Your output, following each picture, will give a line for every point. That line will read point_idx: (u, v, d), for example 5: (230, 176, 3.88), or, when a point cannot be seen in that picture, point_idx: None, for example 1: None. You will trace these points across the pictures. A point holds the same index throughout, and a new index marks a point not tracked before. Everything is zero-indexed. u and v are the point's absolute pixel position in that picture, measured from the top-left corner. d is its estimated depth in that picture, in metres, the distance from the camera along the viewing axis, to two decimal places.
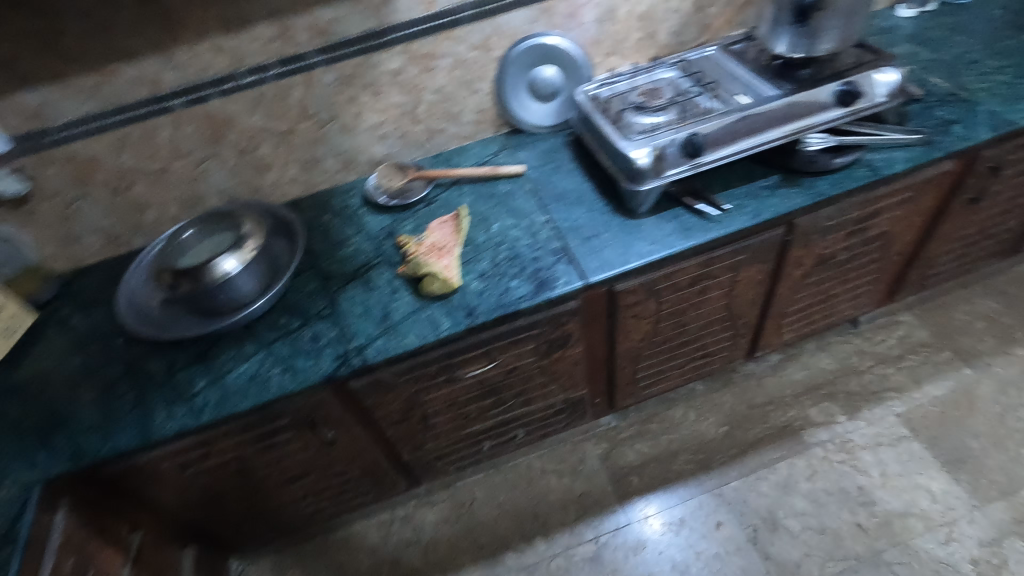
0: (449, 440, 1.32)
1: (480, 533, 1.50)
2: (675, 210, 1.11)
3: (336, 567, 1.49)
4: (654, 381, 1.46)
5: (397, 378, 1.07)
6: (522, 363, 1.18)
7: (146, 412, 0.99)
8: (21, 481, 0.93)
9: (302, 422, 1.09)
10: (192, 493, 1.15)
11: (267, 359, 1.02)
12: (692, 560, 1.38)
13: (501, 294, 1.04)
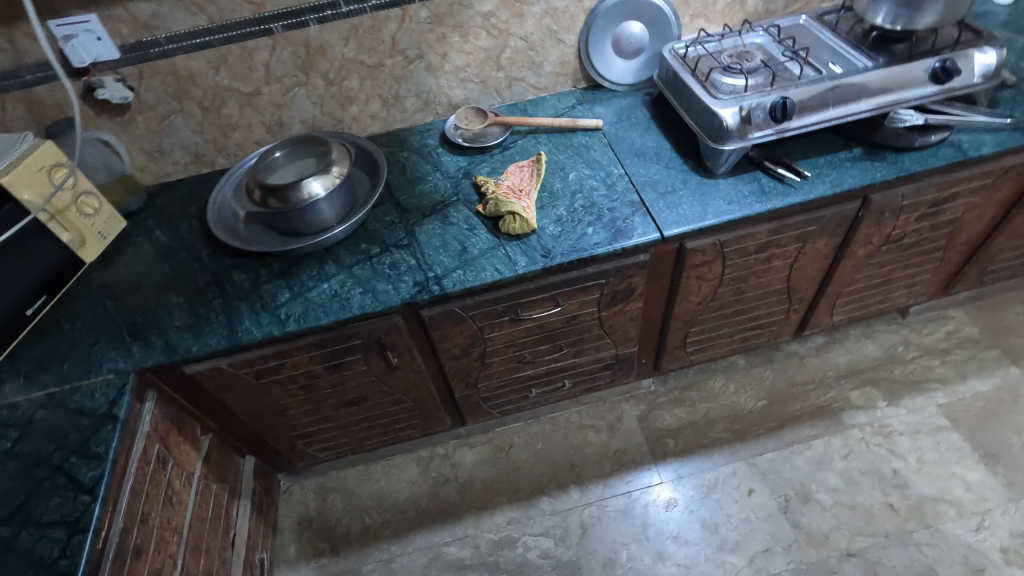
0: (500, 382, 1.37)
1: (517, 477, 1.55)
2: (754, 174, 1.12)
3: (377, 495, 1.56)
4: (702, 348, 1.48)
5: (467, 312, 1.12)
6: (584, 312, 1.21)
7: (234, 317, 1.04)
8: (118, 368, 1.00)
9: (373, 345, 1.14)
10: (260, 404, 1.21)
11: (348, 281, 1.07)
12: (722, 521, 1.42)
13: (577, 239, 1.06)
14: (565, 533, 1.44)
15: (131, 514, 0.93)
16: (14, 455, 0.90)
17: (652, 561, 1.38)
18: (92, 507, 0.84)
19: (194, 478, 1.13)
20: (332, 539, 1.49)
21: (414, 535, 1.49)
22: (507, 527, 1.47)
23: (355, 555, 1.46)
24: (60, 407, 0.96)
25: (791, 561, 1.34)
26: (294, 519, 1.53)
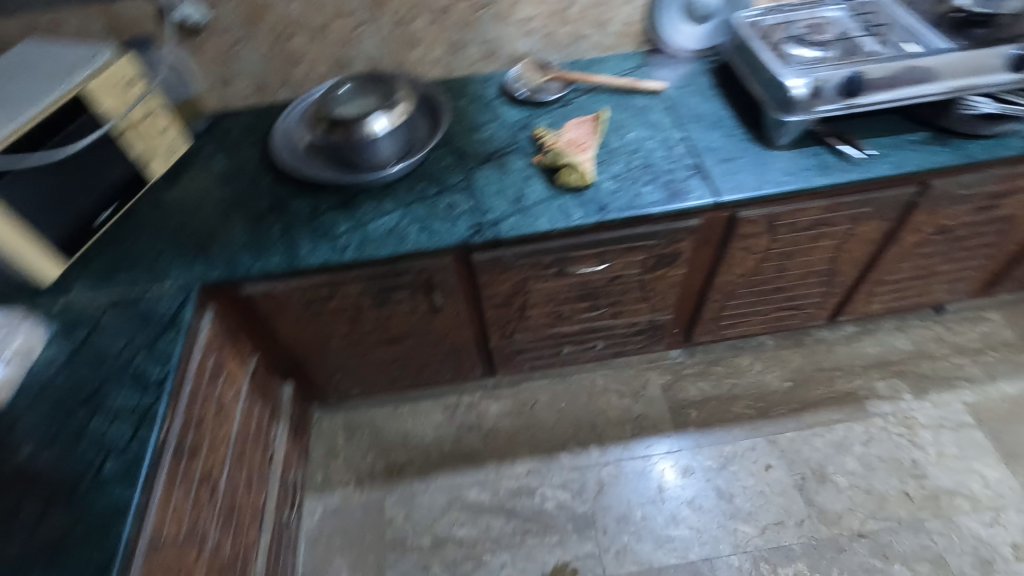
0: (535, 336, 1.40)
1: (539, 431, 1.59)
2: (815, 148, 1.12)
3: (403, 435, 1.61)
4: (735, 323, 1.50)
5: (516, 261, 1.14)
6: (627, 273, 1.23)
7: (294, 242, 1.08)
8: (183, 280, 1.04)
9: (421, 284, 1.17)
10: (306, 332, 1.26)
11: (405, 218, 1.10)
12: (737, 492, 1.45)
13: (633, 197, 1.08)
14: (583, 487, 1.49)
15: (188, 416, 0.98)
16: (85, 349, 0.96)
17: (665, 522, 1.42)
18: (158, 402, 0.89)
19: (241, 394, 1.18)
20: (358, 472, 1.55)
21: (436, 475, 1.54)
22: (527, 477, 1.51)
23: (379, 488, 1.52)
24: (128, 311, 1.01)
25: (802, 536, 1.38)
26: (323, 450, 1.59)
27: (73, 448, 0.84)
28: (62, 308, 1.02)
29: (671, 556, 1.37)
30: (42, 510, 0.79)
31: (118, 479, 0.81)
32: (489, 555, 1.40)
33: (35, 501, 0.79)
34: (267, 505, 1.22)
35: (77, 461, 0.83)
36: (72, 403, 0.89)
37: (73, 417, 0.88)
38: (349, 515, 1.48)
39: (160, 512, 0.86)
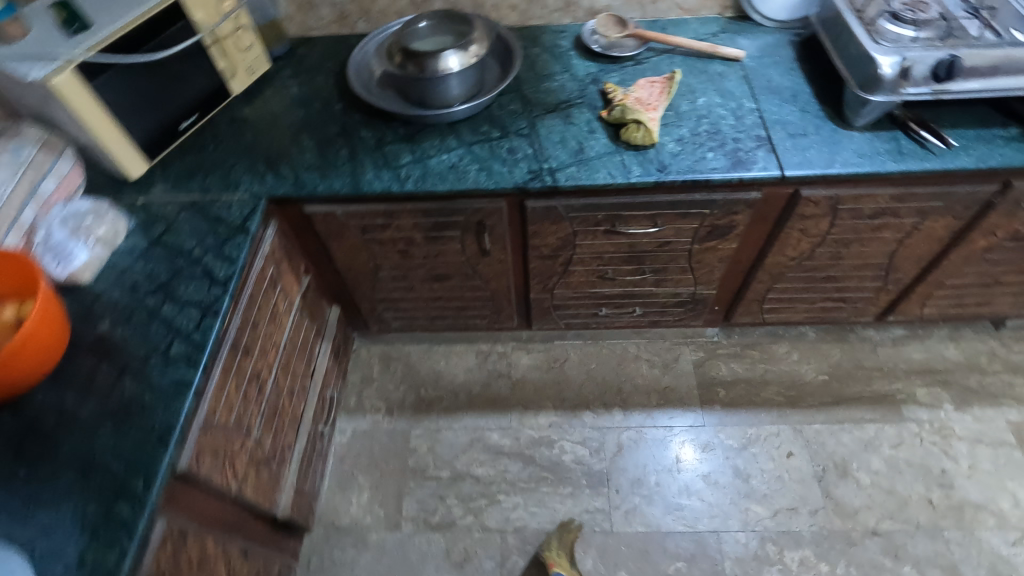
0: (575, 293, 1.42)
1: (566, 387, 1.62)
2: (894, 133, 1.08)
3: (434, 373, 1.67)
4: (778, 308, 1.48)
5: (568, 213, 1.15)
6: (677, 240, 1.23)
7: (358, 168, 1.12)
8: (253, 191, 1.10)
9: (473, 225, 1.20)
10: (358, 259, 1.31)
11: (466, 157, 1.12)
12: (755, 473, 1.46)
13: (695, 161, 1.07)
14: (602, 447, 1.52)
15: (247, 317, 1.05)
16: (161, 244, 1.03)
17: (678, 491, 1.45)
18: (222, 298, 0.96)
19: (293, 307, 1.24)
20: (388, 401, 1.62)
21: (462, 415, 1.59)
22: (549, 429, 1.55)
23: (406, 419, 1.59)
24: (201, 213, 1.07)
25: (814, 525, 1.38)
26: (358, 377, 1.66)
27: (145, 328, 0.92)
28: (142, 204, 1.09)
29: (679, 523, 1.40)
30: (115, 377, 0.86)
31: (183, 361, 0.88)
32: (503, 495, 1.46)
33: (110, 370, 0.87)
34: (305, 414, 1.30)
35: (149, 340, 0.90)
36: (146, 289, 0.97)
37: (146, 302, 0.95)
38: (376, 439, 1.56)
39: (215, 397, 0.94)
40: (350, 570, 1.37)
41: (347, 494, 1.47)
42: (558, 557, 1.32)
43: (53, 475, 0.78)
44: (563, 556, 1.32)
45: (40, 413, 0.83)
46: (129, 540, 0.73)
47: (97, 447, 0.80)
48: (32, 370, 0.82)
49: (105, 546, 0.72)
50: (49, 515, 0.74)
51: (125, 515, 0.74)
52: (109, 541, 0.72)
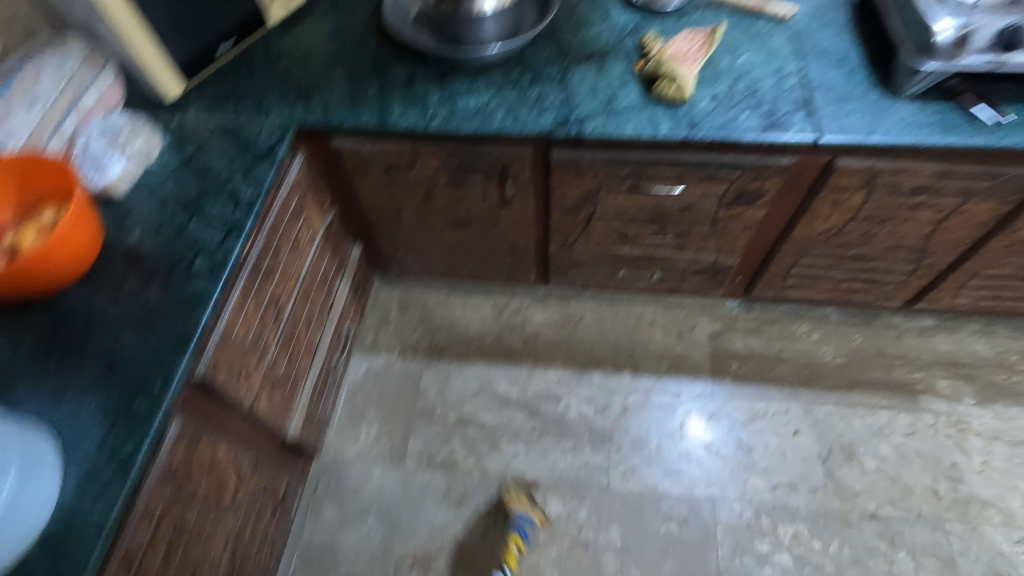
0: (594, 251, 1.41)
1: (578, 346, 1.63)
2: (944, 105, 1.02)
3: (449, 320, 1.69)
4: (802, 284, 1.44)
5: (592, 166, 1.14)
6: (703, 204, 1.20)
7: (386, 104, 1.12)
8: (282, 120, 1.12)
9: (496, 172, 1.20)
10: (381, 198, 1.32)
11: (495, 100, 1.11)
12: (758, 447, 1.46)
13: (728, 120, 1.04)
14: (607, 406, 1.53)
15: (269, 241, 1.08)
16: (192, 163, 1.06)
17: (678, 456, 1.45)
18: (245, 219, 0.98)
19: (316, 239, 1.27)
20: (403, 343, 1.65)
21: (473, 363, 1.62)
22: (556, 385, 1.57)
23: (418, 362, 1.62)
24: (232, 137, 1.10)
25: (812, 502, 1.38)
26: (376, 317, 1.70)
27: (172, 242, 0.96)
28: (177, 124, 1.12)
29: (676, 487, 1.41)
30: (141, 285, 0.91)
31: (204, 275, 0.92)
32: (506, 443, 1.49)
33: (137, 277, 0.92)
34: (321, 344, 1.34)
35: (174, 253, 0.94)
36: (175, 205, 1.00)
37: (175, 217, 0.99)
38: (388, 378, 1.60)
39: (233, 314, 0.98)
40: (354, 497, 1.43)
41: (356, 426, 1.53)
42: (516, 497, 1.38)
43: (80, 368, 0.83)
44: (522, 496, 1.39)
45: (72, 311, 0.88)
46: (145, 432, 0.78)
47: (122, 347, 0.85)
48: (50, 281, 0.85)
49: (123, 435, 0.77)
50: (75, 403, 0.80)
51: (143, 410, 0.79)
52: (127, 431, 0.78)
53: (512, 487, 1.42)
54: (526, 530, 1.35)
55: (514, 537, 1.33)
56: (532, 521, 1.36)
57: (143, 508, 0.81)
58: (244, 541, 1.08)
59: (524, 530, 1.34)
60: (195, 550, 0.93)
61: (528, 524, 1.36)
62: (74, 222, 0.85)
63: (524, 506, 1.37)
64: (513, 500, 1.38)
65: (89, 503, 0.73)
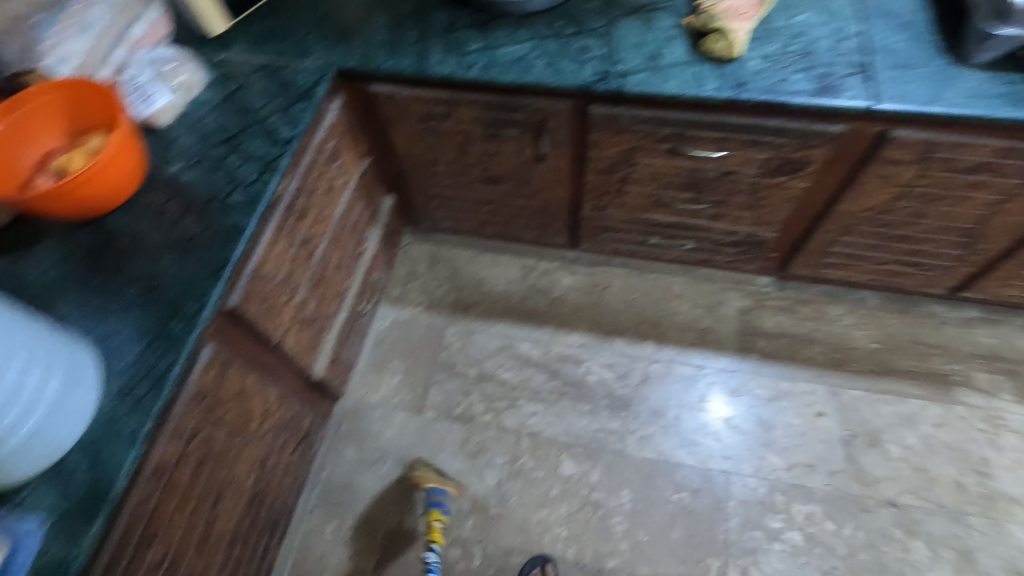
0: (627, 216, 1.39)
1: (603, 312, 1.62)
2: (1014, 77, 0.95)
3: (476, 278, 1.69)
4: (841, 264, 1.39)
5: (631, 125, 1.11)
6: (744, 171, 1.16)
7: (425, 50, 1.11)
8: (322, 61, 1.11)
9: (532, 126, 1.18)
10: (415, 149, 1.32)
11: (535, 50, 1.08)
12: (778, 425, 1.43)
13: (778, 82, 0.99)
14: (627, 374, 1.53)
15: (303, 182, 1.09)
16: (233, 100, 1.08)
17: (695, 428, 1.45)
18: (282, 157, 1.00)
19: (349, 186, 1.29)
20: (429, 298, 1.67)
21: (497, 321, 1.63)
22: (579, 348, 1.57)
23: (443, 316, 1.64)
24: (272, 76, 1.10)
25: (829, 484, 1.36)
26: (404, 270, 1.71)
27: (211, 175, 0.98)
28: (220, 61, 1.13)
29: (691, 457, 1.41)
30: (180, 214, 0.94)
31: (240, 208, 0.94)
32: (524, 401, 1.51)
33: (177, 206, 0.94)
34: (349, 290, 1.37)
35: (213, 186, 0.97)
36: (215, 140, 1.02)
37: (215, 152, 1.01)
38: (413, 331, 1.62)
39: (266, 250, 1.01)
40: (374, 440, 1.48)
41: (379, 374, 1.57)
42: (427, 474, 1.38)
43: (122, 288, 0.87)
44: (431, 473, 1.39)
45: (116, 235, 0.91)
46: (179, 351, 0.81)
47: (160, 271, 0.88)
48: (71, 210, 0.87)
49: (159, 352, 0.81)
50: (116, 320, 0.84)
51: (178, 331, 0.83)
52: (162, 349, 0.81)
53: (421, 468, 1.42)
54: (444, 503, 1.35)
55: (434, 512, 1.32)
56: (447, 493, 1.37)
57: (173, 426, 0.85)
58: (267, 469, 1.13)
59: (441, 503, 1.35)
60: (221, 471, 0.97)
61: (443, 497, 1.36)
62: (119, 150, 0.88)
63: (437, 481, 1.37)
64: (425, 478, 1.37)
65: (126, 411, 0.77)
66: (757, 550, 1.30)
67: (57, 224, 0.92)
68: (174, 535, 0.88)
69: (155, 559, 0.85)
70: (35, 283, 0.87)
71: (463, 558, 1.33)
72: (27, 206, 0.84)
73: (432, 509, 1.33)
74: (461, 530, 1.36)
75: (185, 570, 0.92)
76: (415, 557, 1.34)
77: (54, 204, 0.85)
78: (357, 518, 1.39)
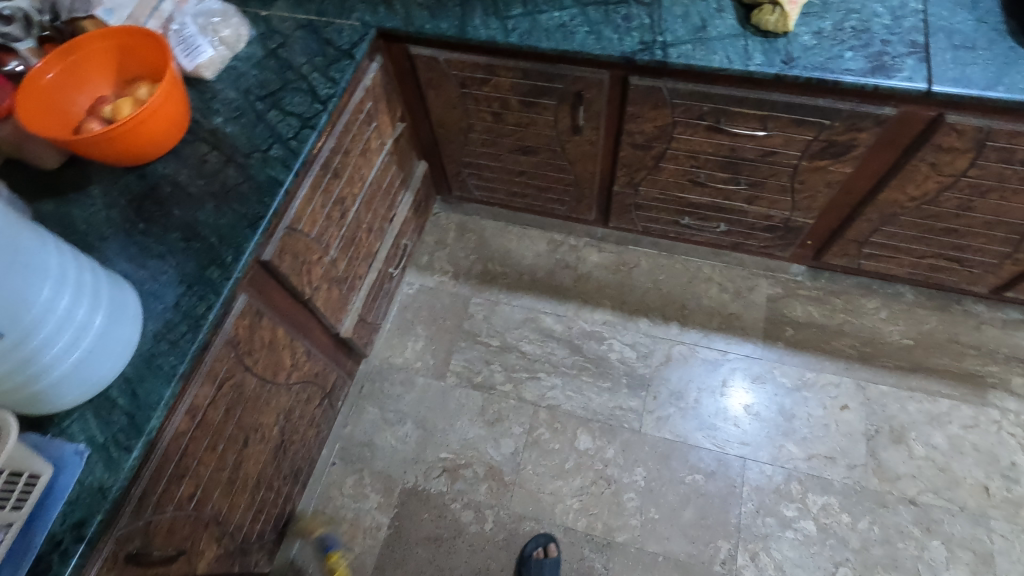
0: (660, 194, 1.37)
1: (628, 292, 1.61)
2: None
3: (504, 250, 1.70)
4: (879, 255, 1.35)
5: (672, 98, 1.09)
6: (785, 153, 1.13)
7: (467, 13, 1.10)
8: (364, 20, 1.11)
9: (570, 96, 1.16)
10: (451, 115, 1.32)
11: (579, 17, 1.06)
12: (800, 415, 1.42)
13: (829, 59, 0.95)
14: (650, 354, 1.52)
15: (340, 141, 1.10)
16: (275, 56, 1.09)
17: (714, 412, 1.44)
18: (320, 115, 1.01)
19: (384, 149, 1.30)
20: (456, 267, 1.68)
21: (521, 294, 1.63)
22: (602, 326, 1.57)
23: (469, 286, 1.65)
24: (315, 34, 1.11)
25: (848, 478, 1.34)
26: (433, 239, 1.73)
27: (252, 129, 1.00)
28: (264, 17, 1.14)
29: (708, 441, 1.40)
30: (221, 165, 0.96)
31: (278, 163, 0.96)
32: (544, 374, 1.52)
33: (218, 158, 0.96)
34: (378, 253, 1.39)
35: (253, 139, 0.98)
36: (257, 95, 1.04)
37: (256, 107, 1.02)
38: (439, 298, 1.64)
39: (302, 206, 1.02)
40: (395, 402, 1.51)
41: (403, 339, 1.59)
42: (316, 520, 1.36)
43: (164, 233, 0.90)
44: (319, 518, 1.38)
45: (159, 182, 0.94)
46: (215, 297, 0.84)
47: (200, 219, 0.91)
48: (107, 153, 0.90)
49: (196, 297, 0.84)
50: (158, 264, 0.87)
51: (215, 278, 0.85)
52: (200, 295, 0.84)
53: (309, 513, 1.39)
54: (339, 543, 1.35)
55: (332, 554, 1.32)
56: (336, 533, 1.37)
57: (208, 368, 0.88)
58: (293, 420, 1.16)
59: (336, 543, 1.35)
60: (250, 417, 1.01)
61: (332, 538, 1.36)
62: (163, 102, 0.89)
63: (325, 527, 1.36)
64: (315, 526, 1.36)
65: (164, 352, 0.80)
66: (769, 536, 1.30)
67: (105, 168, 0.96)
68: (203, 473, 0.92)
69: (185, 493, 0.89)
70: (83, 224, 0.91)
71: (475, 521, 1.36)
72: (76, 148, 0.87)
73: (329, 553, 1.33)
74: (475, 494, 1.39)
75: (212, 507, 0.96)
76: (428, 517, 1.37)
77: (100, 149, 0.88)
78: (374, 475, 1.43)
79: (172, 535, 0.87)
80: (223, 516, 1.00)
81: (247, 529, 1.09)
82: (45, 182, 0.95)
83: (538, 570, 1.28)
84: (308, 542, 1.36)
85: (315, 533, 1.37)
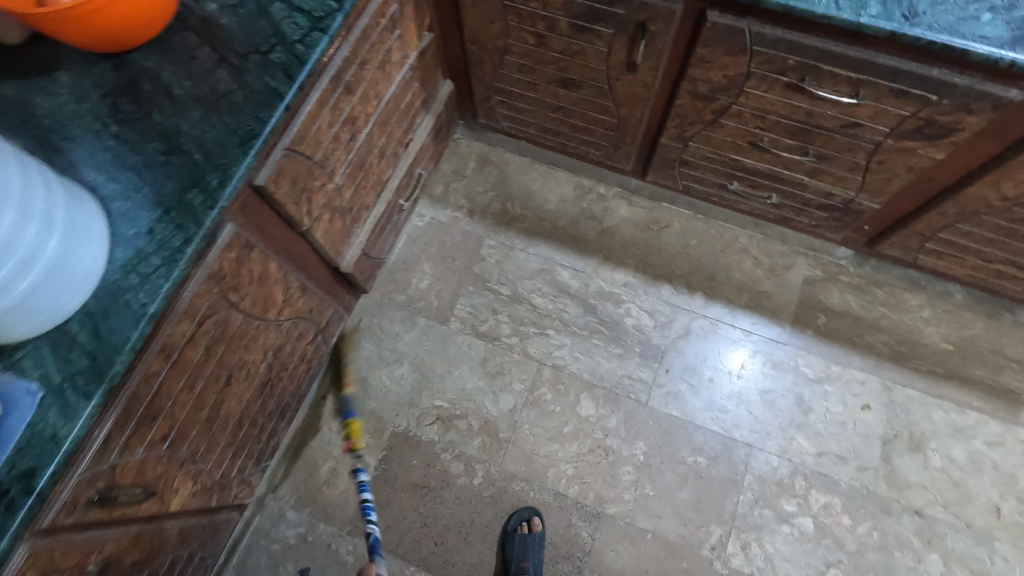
0: (711, 153, 1.21)
1: (655, 253, 1.48)
2: None
3: (526, 191, 1.55)
4: (942, 253, 1.22)
5: (753, 44, 0.91)
6: (870, 127, 0.97)
7: None
8: None
9: (632, 26, 0.98)
10: (488, 30, 1.13)
11: None
12: (817, 409, 1.34)
13: (961, 20, 0.77)
14: (668, 324, 1.42)
15: (356, 50, 0.93)
16: None
17: (727, 394, 1.36)
18: (334, 16, 0.83)
19: (406, 63, 1.12)
20: (472, 202, 1.54)
21: (539, 242, 1.50)
22: (621, 288, 1.46)
23: (484, 225, 1.52)
24: None
25: (856, 480, 1.28)
26: (451, 167, 1.58)
27: (252, 23, 0.83)
28: None
29: (715, 423, 1.34)
30: (212, 65, 0.80)
31: (279, 71, 0.80)
32: (553, 331, 1.42)
33: (209, 55, 0.81)
34: (389, 182, 1.25)
35: (253, 37, 0.82)
36: None
37: None
38: (450, 235, 1.52)
39: (306, 124, 0.88)
40: (393, 341, 1.43)
41: (408, 274, 1.49)
42: None
43: (141, 142, 0.76)
44: None
45: (139, 76, 0.79)
46: (195, 228, 0.72)
47: (184, 130, 0.77)
48: (68, 35, 0.73)
49: (173, 226, 0.72)
50: (131, 178, 0.74)
51: (197, 205, 0.73)
52: (178, 223, 0.72)
53: None
54: None
55: None
56: None
57: (186, 305, 0.78)
58: (282, 357, 1.08)
59: None
60: (234, 354, 0.93)
61: None
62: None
63: None
64: None
65: (133, 287, 0.69)
66: (764, 528, 1.26)
67: (75, 51, 0.80)
68: (179, 413, 0.84)
69: (158, 435, 0.82)
70: (46, 117, 0.77)
71: (464, 474, 1.32)
72: (76, 19, 0.70)
73: None
74: (467, 447, 1.34)
75: (188, 446, 0.90)
76: (417, 463, 1.33)
77: (129, 5, 0.71)
78: (364, 414, 1.37)
79: (141, 477, 0.81)
80: (201, 455, 0.94)
81: (228, 464, 1.04)
82: (4, 59, 0.80)
83: (522, 546, 1.23)
84: (293, 472, 1.33)
85: (299, 465, 1.34)
